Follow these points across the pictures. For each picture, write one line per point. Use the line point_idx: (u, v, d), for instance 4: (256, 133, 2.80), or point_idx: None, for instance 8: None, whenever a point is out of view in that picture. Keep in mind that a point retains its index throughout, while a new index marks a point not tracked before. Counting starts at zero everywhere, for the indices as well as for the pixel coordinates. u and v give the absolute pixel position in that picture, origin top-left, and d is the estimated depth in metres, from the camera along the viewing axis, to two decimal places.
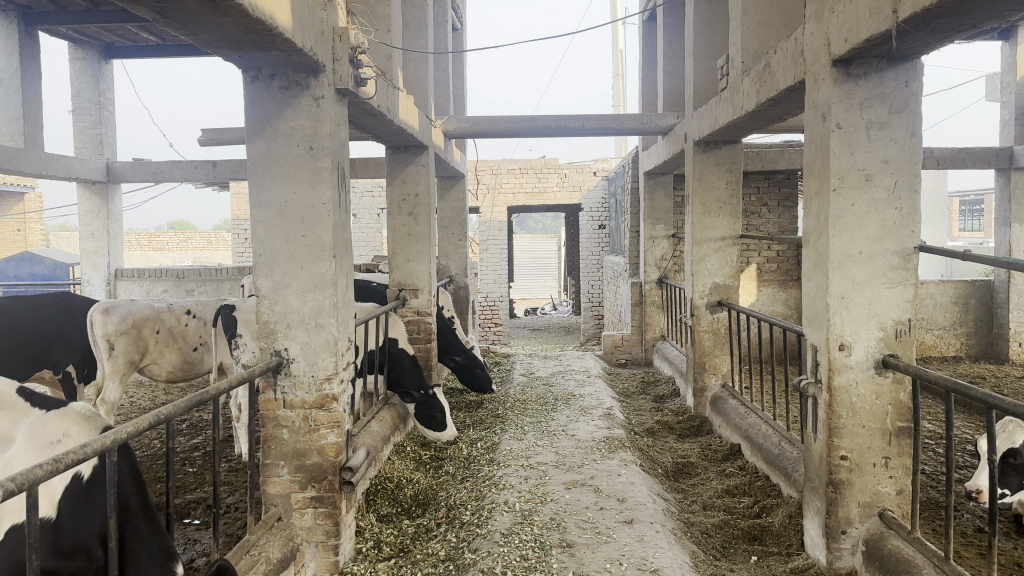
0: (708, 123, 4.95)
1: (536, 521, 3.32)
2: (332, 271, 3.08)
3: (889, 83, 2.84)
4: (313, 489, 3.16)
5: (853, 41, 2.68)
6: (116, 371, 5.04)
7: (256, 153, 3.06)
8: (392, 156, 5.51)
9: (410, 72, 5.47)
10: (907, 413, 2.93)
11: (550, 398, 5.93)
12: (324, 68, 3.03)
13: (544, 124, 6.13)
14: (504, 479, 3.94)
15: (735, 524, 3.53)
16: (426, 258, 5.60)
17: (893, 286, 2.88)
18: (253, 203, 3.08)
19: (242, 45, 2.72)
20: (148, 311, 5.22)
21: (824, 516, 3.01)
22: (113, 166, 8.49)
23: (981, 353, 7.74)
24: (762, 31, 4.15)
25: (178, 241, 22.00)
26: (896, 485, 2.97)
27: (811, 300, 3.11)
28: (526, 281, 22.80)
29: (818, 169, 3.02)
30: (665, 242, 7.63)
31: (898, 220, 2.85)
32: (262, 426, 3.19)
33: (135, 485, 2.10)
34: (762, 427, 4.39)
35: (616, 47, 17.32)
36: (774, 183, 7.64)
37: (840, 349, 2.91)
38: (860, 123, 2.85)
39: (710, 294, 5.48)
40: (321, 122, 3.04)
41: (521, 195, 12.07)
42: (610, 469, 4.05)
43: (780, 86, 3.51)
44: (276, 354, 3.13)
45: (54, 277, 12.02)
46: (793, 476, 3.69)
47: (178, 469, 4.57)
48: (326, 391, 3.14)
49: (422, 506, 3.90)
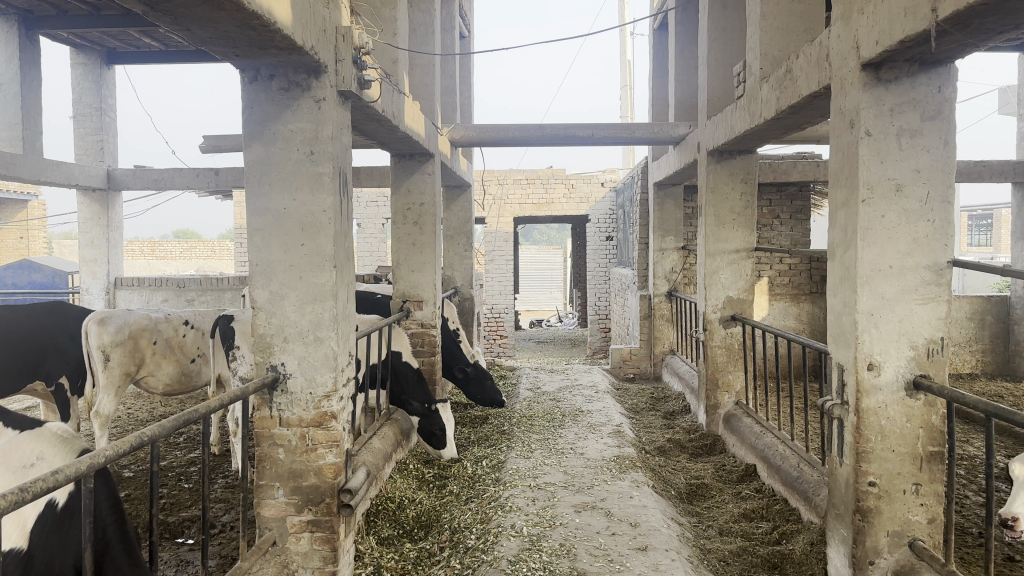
0: (722, 132, 4.82)
1: (544, 548, 3.14)
2: (332, 282, 2.93)
3: (921, 89, 2.69)
4: (310, 513, 3.00)
5: (885, 44, 2.53)
6: (111, 384, 4.86)
7: (254, 158, 2.93)
8: (397, 165, 5.40)
9: (416, 78, 5.37)
10: (940, 438, 2.74)
11: (557, 414, 5.75)
12: (326, 68, 2.90)
13: (552, 133, 6.03)
14: (510, 500, 3.77)
15: (754, 551, 3.31)
16: (431, 269, 5.45)
17: (925, 302, 2.71)
18: (250, 210, 2.95)
19: (239, 42, 2.60)
20: (145, 322, 5.08)
21: (851, 545, 2.82)
22: (114, 173, 8.44)
23: (997, 371, 7.51)
24: (781, 37, 4.02)
25: (183, 251, 22.07)
26: (927, 513, 2.77)
27: (837, 317, 2.95)
28: (531, 292, 22.68)
29: (844, 178, 2.86)
30: (675, 255, 7.48)
31: (930, 233, 2.70)
32: (256, 445, 3.02)
33: (114, 512, 1.98)
34: (780, 447, 4.20)
35: (625, 58, 17.26)
36: (785, 195, 7.50)
37: (868, 369, 2.74)
38: (890, 130, 2.70)
39: (723, 308, 5.30)
40: (323, 125, 2.91)
41: (527, 206, 11.95)
42: (622, 491, 3.87)
43: (802, 93, 3.36)
44: (272, 369, 2.98)
45: (54, 285, 11.97)
46: (814, 501, 3.50)
47: (171, 486, 4.41)
48: (325, 408, 2.98)
49: (424, 529, 3.73)
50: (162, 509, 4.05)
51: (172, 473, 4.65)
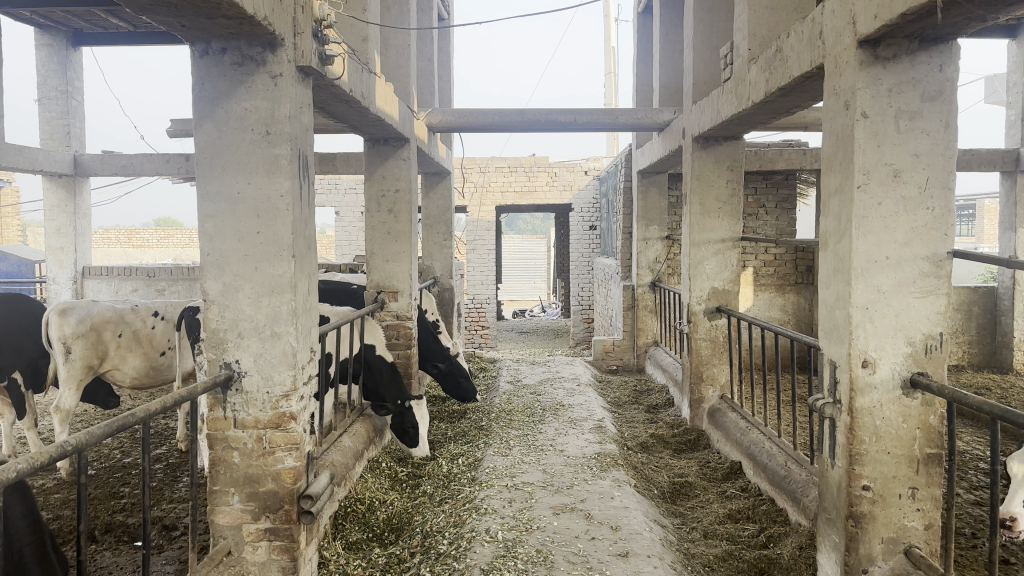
0: (708, 117, 4.63)
1: (520, 555, 2.96)
2: (290, 272, 2.71)
3: (921, 67, 2.51)
4: (267, 520, 2.79)
5: (884, 17, 2.35)
6: (73, 377, 4.58)
7: (206, 139, 2.70)
8: (370, 149, 5.17)
9: (390, 59, 5.13)
10: (937, 440, 2.59)
11: (537, 408, 5.57)
12: (284, 41, 2.67)
13: (533, 118, 5.81)
14: (485, 502, 3.58)
15: (740, 556, 3.15)
16: (407, 258, 5.22)
17: (923, 295, 2.55)
18: (201, 196, 2.72)
19: (183, 11, 2.35)
20: (110, 314, 4.79)
21: (843, 552, 2.67)
22: (80, 158, 8.08)
23: (982, 362, 7.45)
24: (771, 16, 3.84)
25: (159, 240, 21.66)
26: (923, 519, 2.62)
27: (830, 311, 2.79)
28: (515, 282, 22.50)
29: (839, 164, 2.69)
30: (659, 244, 7.35)
31: (929, 222, 2.53)
32: (210, 448, 2.81)
33: (32, 534, 1.77)
34: (766, 444, 4.06)
35: (610, 44, 17.02)
36: (771, 183, 7.36)
37: (863, 366, 2.58)
38: (887, 113, 2.52)
39: (708, 300, 5.13)
40: (280, 103, 2.68)
41: (510, 194, 11.73)
42: (602, 491, 3.71)
43: (794, 74, 3.17)
44: (226, 366, 2.77)
45: (20, 274, 11.60)
46: (803, 502, 3.36)
47: (130, 485, 4.18)
48: (283, 409, 2.77)
49: (395, 532, 3.54)
50: (118, 509, 3.82)
51: (132, 472, 4.41)
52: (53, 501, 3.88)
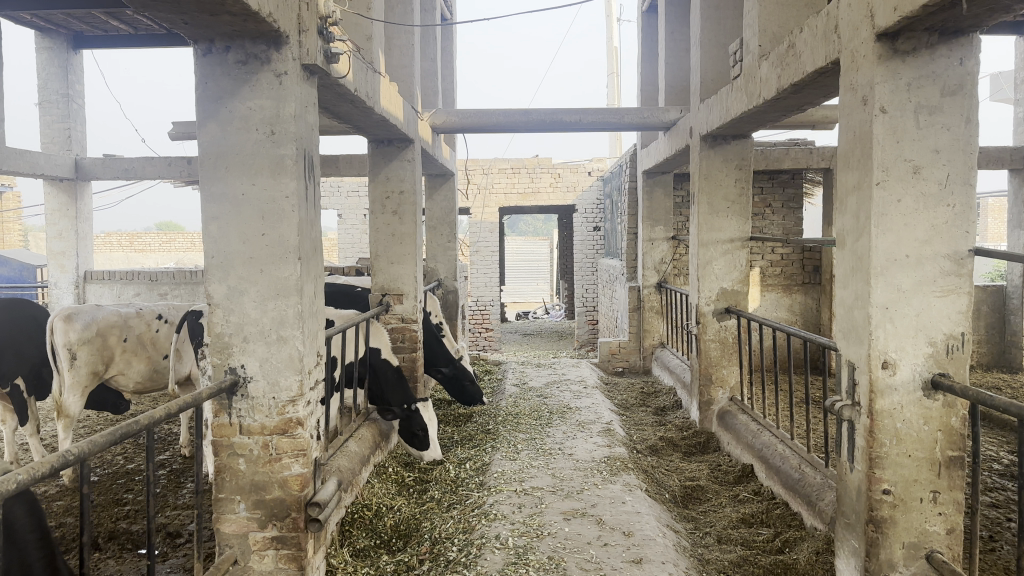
0: (717, 115, 4.58)
1: (531, 562, 2.90)
2: (297, 275, 2.66)
3: (940, 62, 2.46)
4: (274, 528, 2.74)
5: (903, 10, 2.29)
6: (78, 384, 4.53)
7: (209, 141, 2.65)
8: (374, 150, 5.12)
9: (394, 59, 5.08)
10: (959, 442, 2.52)
11: (545, 411, 5.52)
12: (288, 39, 2.62)
13: (538, 118, 5.76)
14: (494, 507, 3.52)
15: (755, 561, 3.09)
16: (411, 261, 5.16)
17: (944, 295, 2.49)
18: (204, 198, 2.67)
19: (186, 8, 2.30)
20: (115, 318, 4.73)
21: (863, 558, 2.61)
22: (81, 162, 8.05)
23: (992, 361, 7.37)
24: (781, 12, 3.78)
25: (161, 244, 21.60)
26: (945, 524, 2.55)
27: (848, 311, 2.73)
28: (518, 284, 22.44)
29: (856, 161, 2.63)
30: (664, 245, 7.27)
31: (950, 219, 2.47)
32: (215, 455, 2.76)
33: (41, 545, 1.70)
34: (779, 447, 3.99)
35: (612, 44, 16.98)
36: (777, 182, 7.30)
37: (883, 367, 2.52)
38: (906, 108, 2.47)
39: (717, 300, 5.07)
40: (285, 102, 2.63)
41: (513, 195, 11.66)
42: (613, 495, 3.65)
43: (807, 69, 3.12)
44: (231, 371, 2.71)
45: (22, 279, 11.55)
46: (818, 505, 3.29)
47: (134, 492, 4.13)
48: (289, 414, 2.72)
49: (403, 538, 3.47)
50: (122, 516, 3.77)
51: (135, 478, 4.36)
52: (56, 508, 3.83)
